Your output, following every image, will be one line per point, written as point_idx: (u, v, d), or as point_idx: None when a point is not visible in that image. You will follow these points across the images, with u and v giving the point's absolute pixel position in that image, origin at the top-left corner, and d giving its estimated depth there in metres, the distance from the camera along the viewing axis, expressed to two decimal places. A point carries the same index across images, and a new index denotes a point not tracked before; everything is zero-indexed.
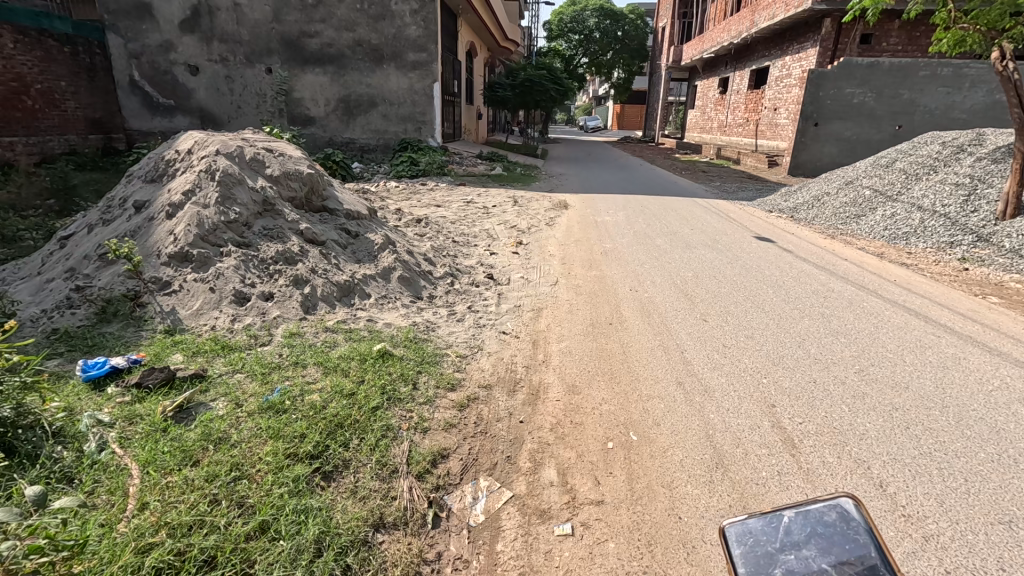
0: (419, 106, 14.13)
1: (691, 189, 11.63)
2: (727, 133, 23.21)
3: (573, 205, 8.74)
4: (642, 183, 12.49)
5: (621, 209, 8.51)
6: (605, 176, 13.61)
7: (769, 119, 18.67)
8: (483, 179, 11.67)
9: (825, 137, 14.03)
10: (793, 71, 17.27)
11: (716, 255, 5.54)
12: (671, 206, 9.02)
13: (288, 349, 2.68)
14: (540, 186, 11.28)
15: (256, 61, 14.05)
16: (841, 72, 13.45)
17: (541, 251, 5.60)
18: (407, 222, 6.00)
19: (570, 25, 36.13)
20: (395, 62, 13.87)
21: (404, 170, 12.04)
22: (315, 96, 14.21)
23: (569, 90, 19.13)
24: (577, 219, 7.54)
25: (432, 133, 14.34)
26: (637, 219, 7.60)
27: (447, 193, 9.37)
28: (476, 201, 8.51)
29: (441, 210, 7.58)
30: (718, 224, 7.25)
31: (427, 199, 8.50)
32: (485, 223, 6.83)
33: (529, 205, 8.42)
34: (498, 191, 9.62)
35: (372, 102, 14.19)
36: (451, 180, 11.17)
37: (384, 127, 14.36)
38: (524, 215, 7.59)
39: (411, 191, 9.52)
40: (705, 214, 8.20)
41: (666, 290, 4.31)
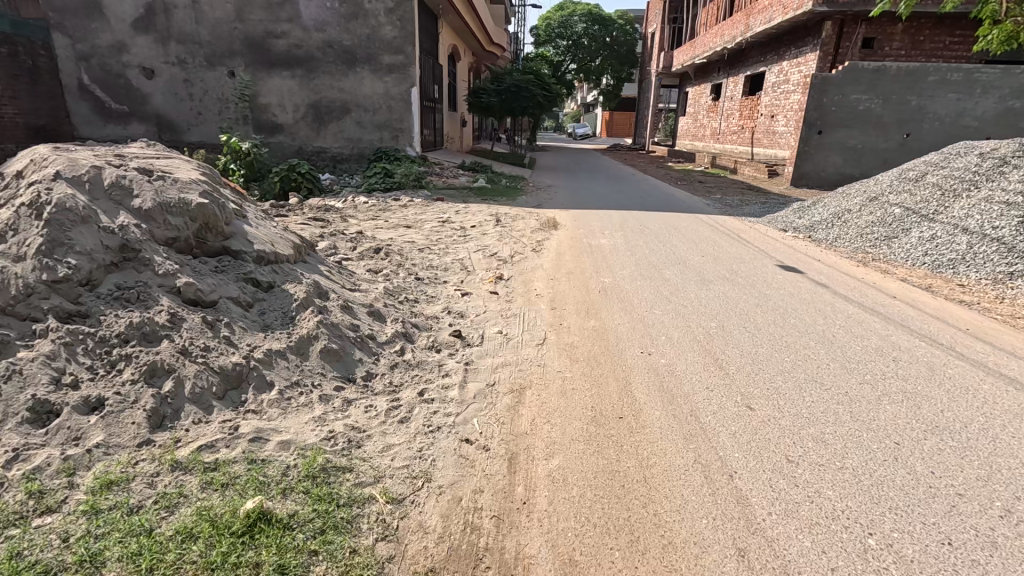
0: (395, 112, 13.08)
1: (691, 203, 10.67)
2: (722, 140, 22.47)
3: (564, 223, 7.73)
4: (637, 196, 11.52)
5: (618, 228, 7.49)
6: (597, 187, 12.66)
7: (767, 126, 17.89)
8: (465, 192, 10.60)
9: (830, 146, 13.17)
10: (792, 77, 16.53)
11: (739, 294, 4.52)
12: (673, 224, 8.03)
13: (84, 526, 1.59)
14: (527, 200, 10.25)
15: (218, 64, 12.93)
16: (846, 77, 12.63)
17: (525, 290, 4.55)
18: (362, 252, 4.92)
19: (558, 31, 35.42)
20: (370, 65, 12.81)
21: (377, 182, 10.94)
22: (283, 102, 13.12)
23: (558, 96, 18.20)
24: (568, 243, 6.50)
25: (411, 141, 13.28)
26: (637, 242, 6.59)
27: (421, 210, 8.31)
28: (453, 221, 7.46)
29: (410, 233, 6.52)
30: (731, 249, 6.27)
31: (396, 219, 7.44)
32: (460, 250, 5.78)
33: (514, 225, 7.39)
34: (479, 208, 8.59)
35: (345, 108, 13.12)
36: (429, 194, 10.10)
37: (358, 135, 13.28)
38: (506, 238, 6.54)
39: (381, 209, 8.45)
40: (714, 235, 7.21)
41: (689, 353, 3.27)
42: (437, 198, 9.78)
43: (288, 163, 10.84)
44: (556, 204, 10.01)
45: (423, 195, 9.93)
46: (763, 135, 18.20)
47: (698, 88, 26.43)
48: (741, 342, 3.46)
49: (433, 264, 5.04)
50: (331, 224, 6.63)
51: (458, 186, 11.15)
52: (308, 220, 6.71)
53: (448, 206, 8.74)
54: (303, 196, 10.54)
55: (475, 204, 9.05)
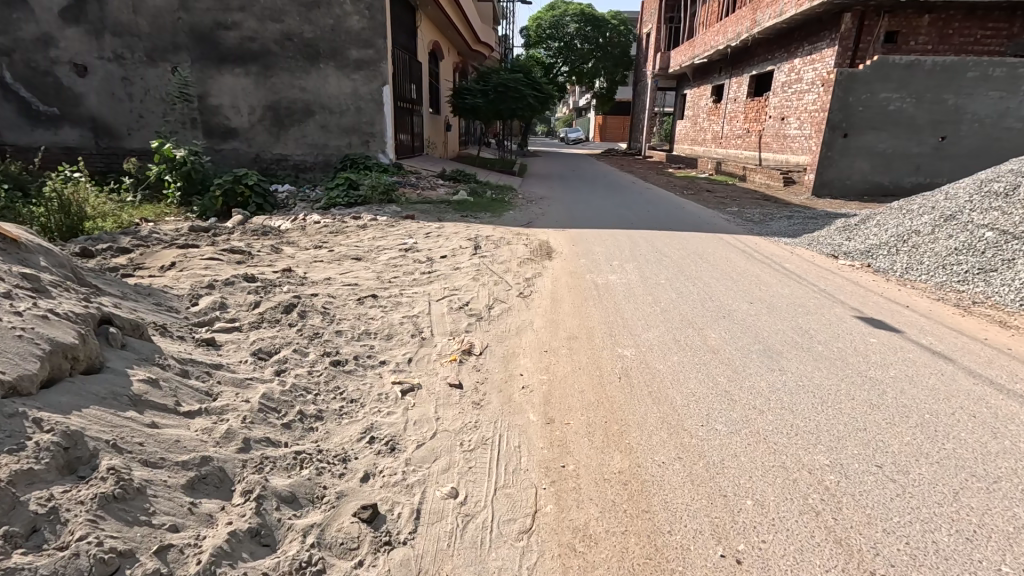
0: (365, 114, 11.51)
1: (706, 216, 9.18)
2: (724, 145, 21.12)
3: (560, 249, 6.18)
4: (642, 208, 10.01)
5: (629, 255, 5.93)
6: (595, 198, 11.20)
7: (777, 129, 16.60)
8: (444, 206, 9.02)
9: (856, 151, 11.73)
10: (805, 76, 15.18)
11: (833, 380, 2.96)
12: (693, 248, 6.50)
13: None
14: (518, 215, 8.70)
15: (160, 60, 11.28)
16: (875, 73, 11.19)
17: (503, 376, 2.96)
18: (267, 313, 3.35)
19: (549, 32, 34.08)
20: (335, 60, 11.22)
21: (340, 195, 9.33)
22: (237, 104, 11.52)
23: (550, 97, 16.69)
24: (567, 280, 4.93)
25: (384, 147, 11.71)
26: (656, 277, 5.03)
27: (383, 232, 6.75)
28: (420, 248, 5.89)
29: (357, 271, 4.92)
30: (782, 287, 4.74)
31: (347, 248, 5.85)
32: (419, 297, 4.19)
33: (498, 253, 5.81)
34: (457, 229, 7.05)
35: (308, 110, 11.53)
36: (400, 210, 8.53)
37: (323, 140, 11.70)
38: (484, 274, 4.96)
39: (335, 231, 6.85)
40: (752, 264, 5.66)
41: (813, 558, 1.72)
42: (409, 214, 8.21)
43: (234, 173, 9.18)
44: (550, 220, 8.47)
45: (394, 210, 8.36)
46: (773, 139, 16.87)
47: (697, 89, 25.14)
48: (894, 517, 1.90)
49: (371, 329, 3.43)
50: (253, 260, 5.02)
51: (437, 198, 9.59)
52: (223, 253, 5.08)
53: (419, 227, 7.19)
54: (251, 212, 8.91)
55: (452, 223, 7.52)
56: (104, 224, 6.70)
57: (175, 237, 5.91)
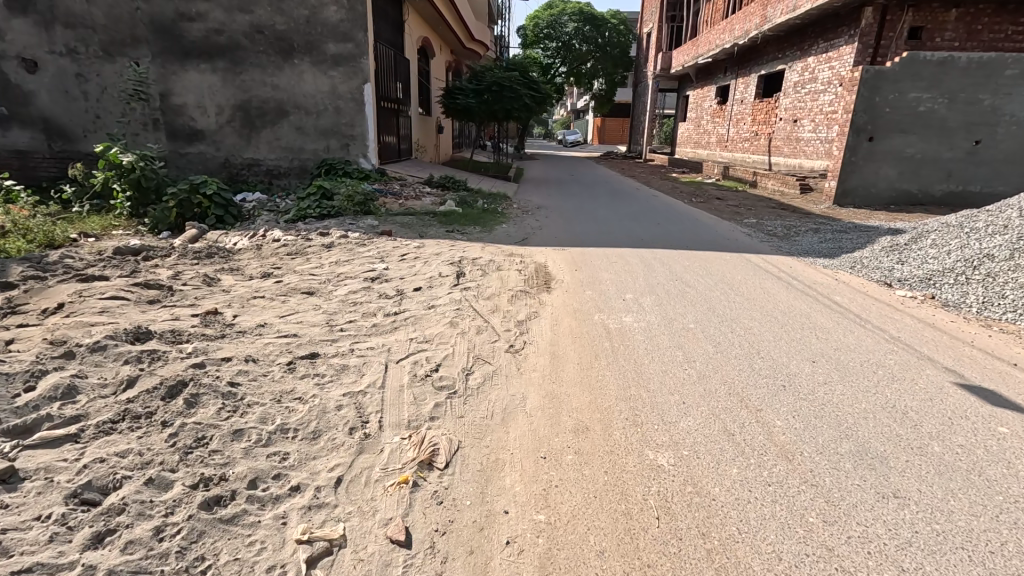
0: (345, 115, 10.48)
1: (724, 229, 8.18)
2: (731, 148, 20.17)
3: (562, 277, 5.15)
4: (650, 219, 8.98)
5: (644, 284, 4.90)
6: (600, 206, 10.19)
7: (789, 132, 15.74)
8: (428, 219, 8.01)
9: (882, 156, 10.74)
10: (821, 75, 14.24)
11: (985, 521, 1.92)
12: (719, 273, 5.46)
13: None
14: (512, 229, 7.67)
15: (118, 54, 10.21)
16: (903, 71, 10.22)
17: (480, 518, 1.92)
18: (137, 400, 2.31)
19: (547, 31, 33.10)
20: (310, 55, 10.17)
21: (311, 205, 8.31)
22: (203, 103, 10.46)
23: (548, 97, 15.66)
24: (574, 322, 3.88)
25: (366, 151, 10.68)
26: (684, 318, 3.99)
27: (351, 253, 5.72)
28: (391, 277, 4.84)
29: (302, 315, 3.85)
30: (844, 334, 3.73)
31: (300, 276, 4.80)
32: (374, 357, 3.14)
33: (487, 283, 4.76)
34: (441, 249, 6.03)
35: (281, 110, 10.48)
36: (378, 222, 7.50)
37: (299, 143, 10.65)
38: (464, 315, 3.90)
39: (295, 253, 5.79)
40: (795, 296, 4.63)
41: None
42: (387, 229, 7.16)
43: (191, 181, 8.14)
44: (549, 234, 7.44)
45: (370, 224, 7.32)
46: (784, 142, 15.97)
47: (700, 90, 24.25)
48: None
49: (290, 421, 2.37)
50: (171, 297, 3.95)
51: (421, 209, 8.57)
52: (134, 288, 4.00)
53: (396, 246, 6.17)
54: (209, 225, 7.88)
55: (435, 241, 6.49)
56: (15, 245, 5.62)
57: (91, 263, 4.84)
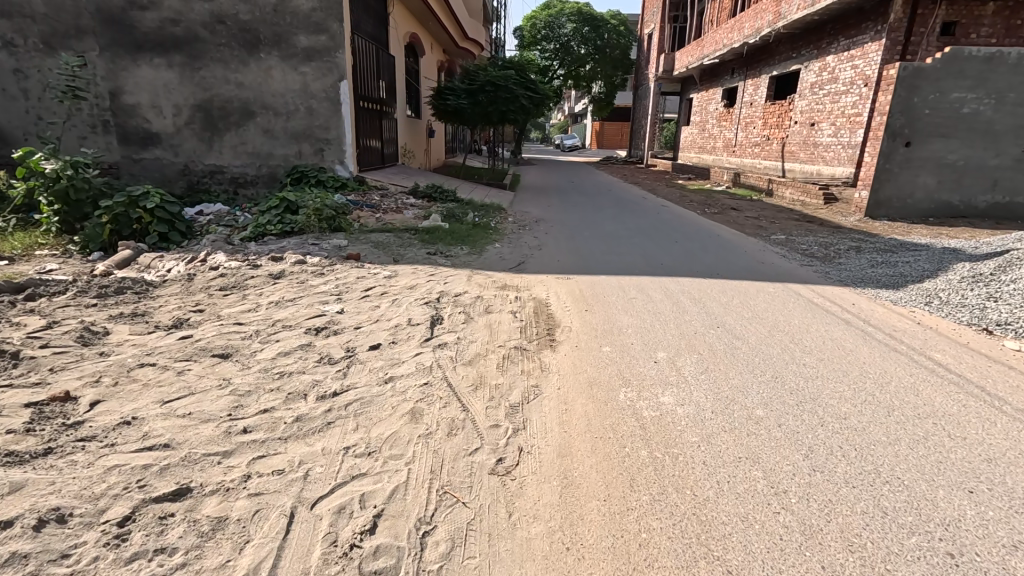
0: (319, 117, 9.33)
1: (753, 249, 7.04)
2: (739, 153, 19.14)
3: (569, 322, 3.98)
4: (665, 235, 7.80)
5: (678, 335, 3.72)
6: (606, 219, 9.01)
7: (806, 136, 14.67)
8: (408, 238, 6.83)
9: (920, 163, 9.63)
10: (842, 75, 13.16)
11: None
12: (768, 313, 4.29)
13: None
14: (506, 250, 6.49)
15: (61, 48, 9.01)
16: (946, 68, 9.12)
17: None
18: None
19: (544, 32, 32.02)
20: (279, 48, 9.01)
21: (272, 221, 7.14)
22: (158, 103, 9.27)
23: (547, 98, 14.48)
24: (593, 409, 2.70)
25: (342, 157, 9.51)
26: (745, 400, 2.82)
27: (303, 287, 4.56)
28: (343, 328, 3.65)
29: (194, 400, 2.65)
30: (989, 429, 2.57)
31: (220, 326, 3.61)
32: (275, 497, 1.96)
33: (470, 335, 3.59)
34: (417, 280, 4.86)
35: (247, 110, 9.32)
36: (347, 242, 6.34)
37: (267, 148, 9.49)
38: (432, 399, 2.73)
39: (231, 286, 4.60)
40: (880, 354, 3.47)
41: None
42: (355, 252, 5.98)
43: (129, 192, 6.96)
44: (550, 256, 6.25)
45: (335, 244, 6.14)
46: (800, 147, 14.93)
47: (705, 93, 23.26)
48: None
49: None
50: (10, 371, 2.76)
51: (400, 226, 7.40)
52: None
53: (362, 276, 4.99)
54: (148, 245, 6.69)
55: (410, 268, 5.32)
56: None
57: None
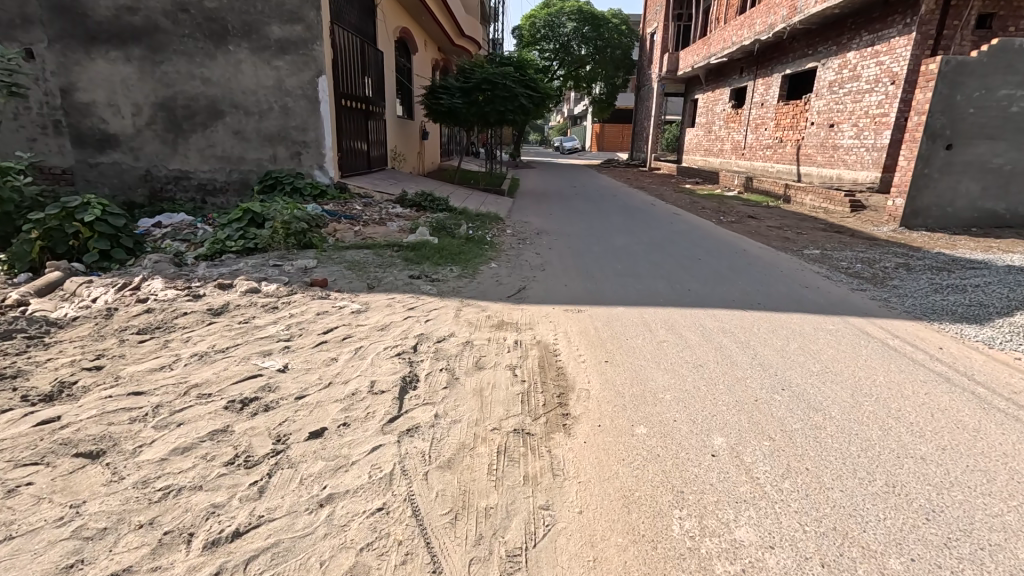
0: (295, 116, 8.38)
1: (789, 267, 6.11)
2: (749, 156, 18.28)
3: (586, 384, 3.01)
4: (686, 250, 6.83)
5: (736, 407, 2.75)
6: (616, 231, 8.06)
7: (824, 138, 13.77)
8: (389, 257, 5.89)
9: (963, 167, 8.68)
10: (865, 72, 12.26)
11: None
12: (840, 365, 3.32)
13: None
14: (502, 271, 5.54)
15: (5, 39, 8.03)
16: (993, 62, 8.22)
17: None
18: None
19: (545, 32, 31.05)
20: (249, 40, 8.06)
21: (232, 236, 6.19)
22: (116, 101, 8.31)
23: (548, 97, 13.52)
24: (638, 567, 1.72)
25: (322, 161, 8.57)
26: (864, 537, 1.86)
27: (246, 328, 3.60)
28: (280, 398, 2.68)
29: (3, 554, 1.67)
30: None
31: (108, 397, 2.63)
32: None
33: (452, 409, 2.62)
34: (392, 318, 3.90)
35: (215, 110, 8.37)
36: (316, 262, 5.40)
37: (238, 152, 8.54)
38: (386, 545, 1.76)
39: (153, 328, 3.63)
40: (1022, 440, 2.50)
41: None
42: (323, 276, 5.01)
43: (64, 203, 5.98)
44: (555, 279, 5.31)
45: (300, 265, 5.19)
46: (817, 149, 14.04)
47: (711, 93, 22.39)
48: None
49: None
50: None
51: (381, 240, 6.46)
52: None
53: (323, 310, 4.02)
54: (86, 265, 5.72)
55: (386, 299, 4.36)
56: None
57: None
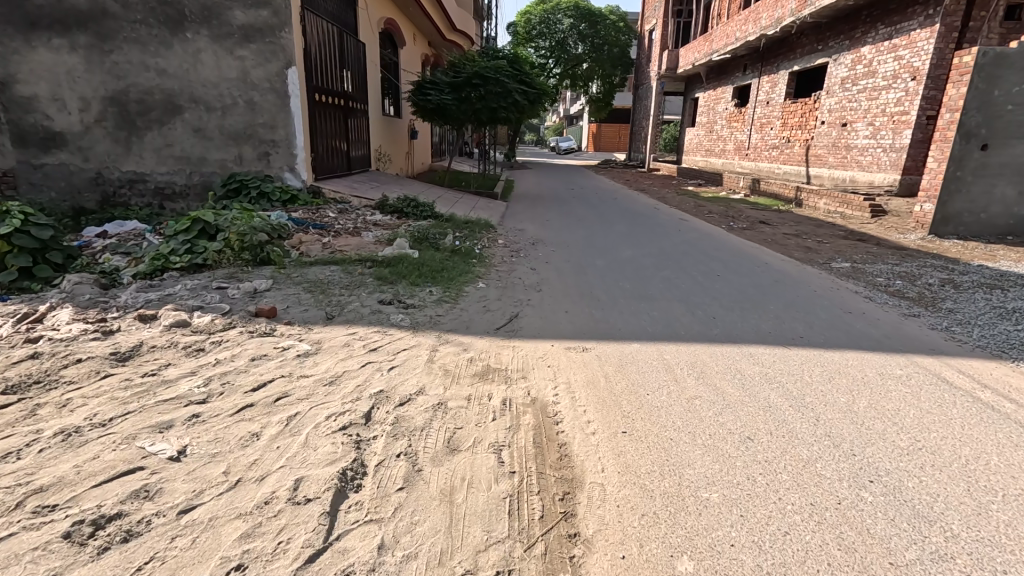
0: (261, 113, 7.52)
1: (822, 286, 5.30)
2: (754, 157, 17.54)
3: (600, 477, 2.17)
4: (701, 264, 6.02)
5: (815, 520, 1.93)
6: (620, 240, 7.24)
7: (836, 138, 13.02)
8: (359, 276, 5.05)
9: (999, 170, 7.90)
10: (882, 68, 11.50)
11: None
12: (936, 438, 2.50)
13: None
14: (491, 292, 4.71)
15: None
16: None
17: None
18: None
19: (540, 28, 30.28)
20: (209, 26, 7.20)
21: (179, 250, 5.33)
22: (60, 94, 7.40)
23: (544, 94, 12.68)
24: None
25: (293, 162, 7.73)
26: None
27: (150, 384, 2.74)
28: (153, 518, 1.82)
29: None
30: None
31: None
32: None
33: (406, 535, 1.78)
34: (346, 367, 3.04)
35: (172, 104, 7.49)
36: (271, 282, 4.56)
37: (199, 152, 7.67)
38: None
39: (27, 385, 2.74)
40: None
41: None
42: (275, 302, 4.16)
43: None
44: (554, 304, 4.46)
45: (249, 285, 4.35)
46: (829, 150, 13.30)
47: (713, 92, 21.63)
48: None
49: None
50: None
51: (353, 254, 5.63)
52: None
53: (260, 355, 3.16)
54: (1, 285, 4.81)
55: (344, 336, 3.50)
56: None
57: None
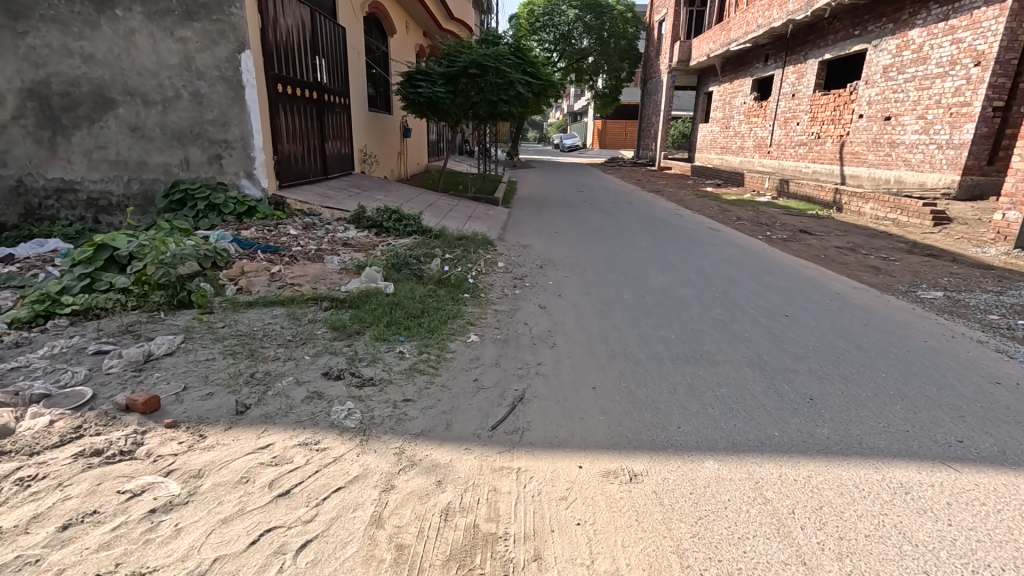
0: (211, 107, 6.23)
1: (931, 334, 3.93)
2: (778, 155, 16.17)
3: None
4: (758, 298, 4.68)
5: None
6: (649, 261, 5.91)
7: (877, 134, 11.65)
8: (308, 324, 3.76)
9: None
10: (936, 53, 10.12)
11: None
12: None
13: None
14: (486, 352, 3.40)
15: None
16: None
17: None
18: None
19: (543, 20, 28.86)
20: (143, 1, 5.89)
21: (73, 286, 4.02)
22: None
23: (551, 86, 11.33)
24: None
25: (250, 166, 6.47)
26: None
27: None
28: None
29: None
30: None
31: None
32: None
33: None
34: (220, 550, 1.71)
35: (103, 97, 6.13)
36: (178, 340, 3.27)
37: (138, 155, 6.33)
38: None
39: None
40: None
41: None
42: (171, 382, 2.83)
43: None
44: (575, 373, 3.16)
45: (136, 349, 3.03)
46: (869, 147, 11.94)
47: (729, 85, 20.22)
48: None
49: None
50: None
51: (307, 289, 4.32)
52: None
53: (83, 514, 1.83)
54: None
55: (246, 462, 2.17)
56: None
57: None
